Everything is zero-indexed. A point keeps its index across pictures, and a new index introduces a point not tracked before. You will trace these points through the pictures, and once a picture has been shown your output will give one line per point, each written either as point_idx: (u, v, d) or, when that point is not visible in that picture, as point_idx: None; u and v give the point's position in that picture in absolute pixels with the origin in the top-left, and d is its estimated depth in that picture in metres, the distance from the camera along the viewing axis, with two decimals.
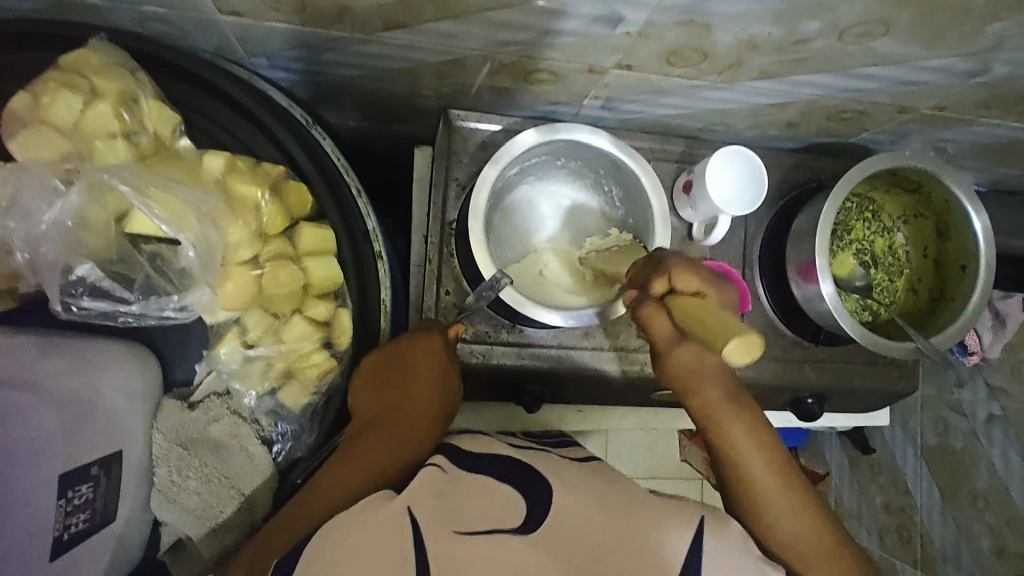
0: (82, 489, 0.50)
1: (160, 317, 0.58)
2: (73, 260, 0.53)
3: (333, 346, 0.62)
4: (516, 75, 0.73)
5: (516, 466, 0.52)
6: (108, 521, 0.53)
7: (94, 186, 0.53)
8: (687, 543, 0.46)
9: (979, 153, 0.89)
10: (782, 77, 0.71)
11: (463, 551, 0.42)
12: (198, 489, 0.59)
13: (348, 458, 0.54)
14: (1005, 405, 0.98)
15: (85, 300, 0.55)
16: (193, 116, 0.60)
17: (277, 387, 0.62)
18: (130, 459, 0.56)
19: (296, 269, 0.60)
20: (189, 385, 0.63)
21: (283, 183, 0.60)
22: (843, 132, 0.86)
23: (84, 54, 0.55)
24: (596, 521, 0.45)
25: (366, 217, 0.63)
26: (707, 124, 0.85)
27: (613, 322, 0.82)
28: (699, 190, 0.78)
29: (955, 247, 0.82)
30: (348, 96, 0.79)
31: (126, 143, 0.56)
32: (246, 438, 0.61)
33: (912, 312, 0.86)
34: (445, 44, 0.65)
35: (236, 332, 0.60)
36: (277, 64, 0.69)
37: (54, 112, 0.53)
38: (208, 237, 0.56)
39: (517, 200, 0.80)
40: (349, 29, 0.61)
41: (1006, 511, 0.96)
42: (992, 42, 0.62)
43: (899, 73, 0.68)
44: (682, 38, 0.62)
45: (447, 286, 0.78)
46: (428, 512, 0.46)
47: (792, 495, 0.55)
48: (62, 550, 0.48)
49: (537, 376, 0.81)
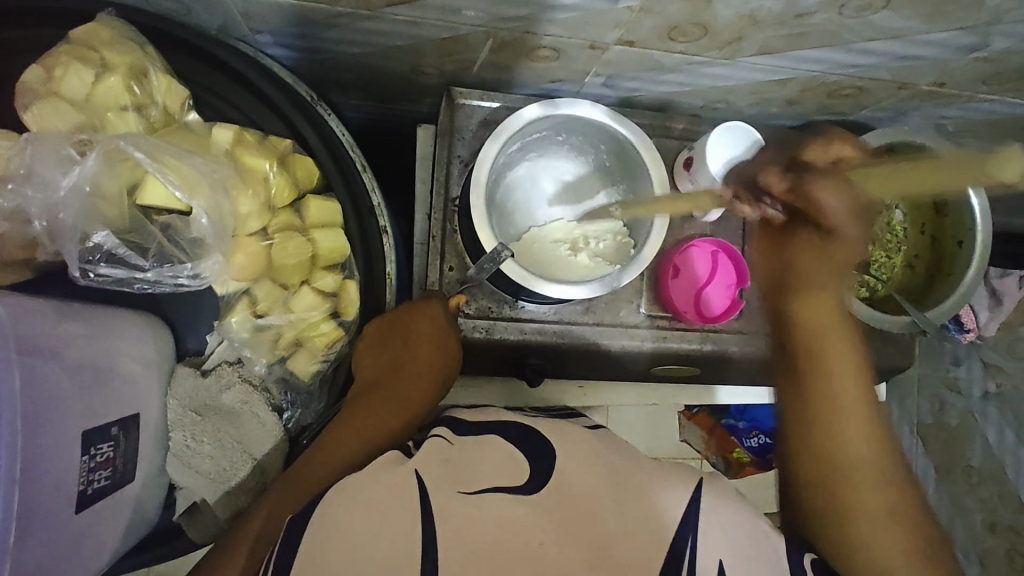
0: (103, 447, 0.52)
1: (174, 284, 0.59)
2: (90, 227, 0.54)
3: (340, 316, 0.64)
4: (518, 51, 0.73)
5: (522, 432, 0.54)
6: (127, 481, 0.55)
7: (111, 153, 0.53)
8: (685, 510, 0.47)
9: (979, 130, 0.90)
10: (783, 53, 0.71)
11: (466, 515, 0.44)
12: (212, 453, 0.61)
13: (352, 422, 0.57)
14: (1001, 381, 1.02)
15: (101, 266, 0.56)
16: (202, 92, 0.62)
17: (286, 355, 0.64)
18: (147, 423, 0.58)
19: (303, 241, 0.61)
20: (201, 354, 0.65)
21: (290, 156, 0.61)
22: (842, 109, 0.87)
23: (94, 28, 0.55)
24: (592, 489, 0.47)
25: (371, 192, 0.64)
26: (708, 101, 0.86)
27: (614, 299, 0.83)
28: (700, 167, 0.79)
29: (952, 223, 0.83)
30: (352, 74, 0.79)
31: (137, 116, 0.57)
32: (256, 405, 0.63)
33: (908, 287, 0.87)
34: (448, 20, 0.65)
35: (246, 302, 0.61)
36: (280, 41, 0.69)
37: (66, 84, 0.54)
38: (220, 207, 0.57)
39: (513, 178, 0.81)
40: (353, 5, 0.62)
41: (998, 485, 1.02)
42: (991, 15, 0.62)
43: (898, 48, 0.69)
44: (685, 13, 0.63)
45: (451, 262, 0.80)
46: (429, 474, 0.47)
47: (862, 395, 0.55)
48: (86, 504, 0.50)
49: (540, 350, 0.83)
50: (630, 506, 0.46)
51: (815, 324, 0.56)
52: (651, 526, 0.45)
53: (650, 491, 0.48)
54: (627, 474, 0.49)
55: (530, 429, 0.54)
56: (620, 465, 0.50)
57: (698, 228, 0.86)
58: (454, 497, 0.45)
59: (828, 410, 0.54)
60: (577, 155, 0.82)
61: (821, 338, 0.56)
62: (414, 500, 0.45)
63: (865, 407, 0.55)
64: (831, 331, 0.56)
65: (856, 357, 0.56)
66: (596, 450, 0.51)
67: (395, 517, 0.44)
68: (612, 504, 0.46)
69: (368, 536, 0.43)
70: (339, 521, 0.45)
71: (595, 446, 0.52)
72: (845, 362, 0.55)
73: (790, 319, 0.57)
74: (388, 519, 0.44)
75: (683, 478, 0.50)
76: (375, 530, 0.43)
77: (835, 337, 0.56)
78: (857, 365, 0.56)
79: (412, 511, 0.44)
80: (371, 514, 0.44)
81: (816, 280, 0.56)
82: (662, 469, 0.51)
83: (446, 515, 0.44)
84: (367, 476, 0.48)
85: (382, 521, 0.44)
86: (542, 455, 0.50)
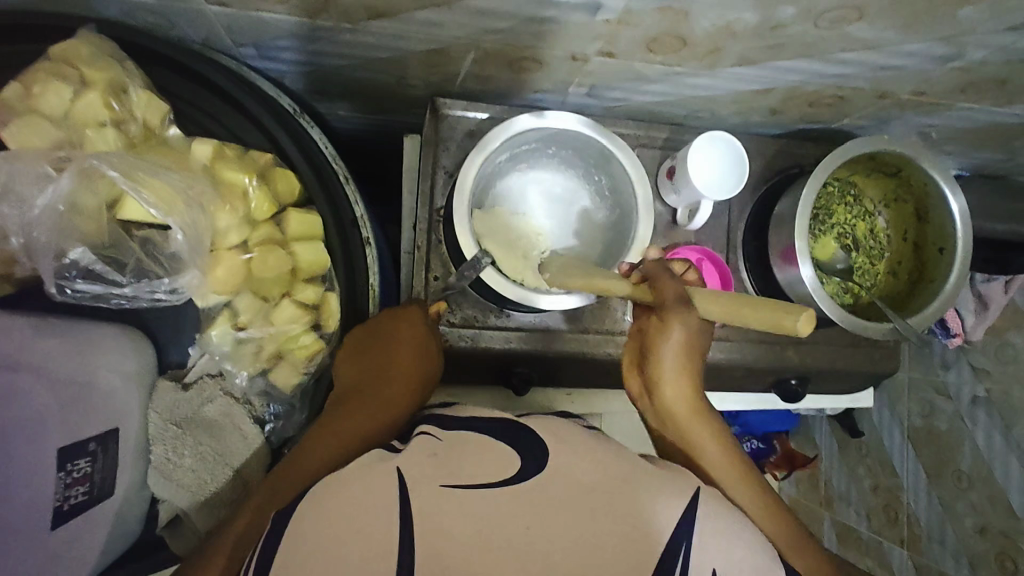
0: (81, 463, 0.51)
1: (152, 300, 0.60)
2: (65, 244, 0.55)
3: (322, 328, 0.64)
4: (501, 63, 0.74)
5: (511, 431, 0.54)
6: (106, 496, 0.55)
7: (85, 172, 0.53)
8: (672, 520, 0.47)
9: (961, 137, 0.90)
10: (762, 63, 0.72)
11: (446, 511, 0.44)
12: (192, 466, 0.61)
13: (334, 429, 0.57)
14: (989, 387, 1.00)
15: (79, 283, 0.56)
16: (182, 106, 0.62)
17: (268, 368, 0.64)
18: (126, 437, 0.58)
19: (284, 254, 0.61)
20: (183, 366, 0.65)
21: (271, 170, 0.62)
22: (825, 118, 0.87)
23: (73, 45, 0.56)
24: (577, 487, 0.47)
25: (354, 204, 0.65)
26: (691, 111, 0.87)
27: (599, 307, 0.84)
28: (683, 176, 0.79)
29: (933, 230, 0.84)
30: (337, 86, 0.80)
31: (116, 132, 0.58)
32: (238, 418, 0.63)
33: (891, 294, 0.88)
34: (429, 32, 0.66)
35: (227, 315, 0.62)
36: (265, 54, 0.70)
37: (44, 101, 0.55)
38: (196, 222, 0.57)
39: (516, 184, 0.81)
40: (335, 18, 0.62)
41: (989, 490, 0.99)
42: (964, 26, 0.63)
43: (876, 58, 0.70)
44: (663, 24, 0.64)
45: (436, 271, 0.80)
46: (415, 471, 0.48)
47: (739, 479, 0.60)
48: (61, 521, 0.50)
49: (526, 359, 0.83)
50: (614, 507, 0.46)
51: (678, 412, 0.63)
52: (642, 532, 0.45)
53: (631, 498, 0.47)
54: (611, 476, 0.49)
55: (521, 429, 0.54)
56: (605, 466, 0.50)
57: (682, 236, 0.86)
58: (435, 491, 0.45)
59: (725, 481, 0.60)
60: (565, 168, 0.83)
61: (689, 439, 0.62)
62: (395, 496, 0.45)
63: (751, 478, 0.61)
64: (699, 416, 0.63)
65: (724, 445, 0.62)
66: (586, 449, 0.52)
67: (375, 513, 0.44)
68: (593, 506, 0.46)
69: (350, 529, 0.43)
70: (319, 518, 0.45)
71: (586, 445, 0.52)
72: (719, 454, 0.61)
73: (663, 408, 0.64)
74: (367, 514, 0.44)
75: (673, 489, 0.50)
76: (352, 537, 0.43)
77: (700, 422, 0.63)
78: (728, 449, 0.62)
79: (391, 507, 0.44)
80: (350, 511, 0.44)
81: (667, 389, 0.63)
82: (652, 475, 0.51)
83: (426, 510, 0.44)
84: (353, 474, 0.48)
85: (361, 516, 0.44)
86: (532, 454, 0.50)
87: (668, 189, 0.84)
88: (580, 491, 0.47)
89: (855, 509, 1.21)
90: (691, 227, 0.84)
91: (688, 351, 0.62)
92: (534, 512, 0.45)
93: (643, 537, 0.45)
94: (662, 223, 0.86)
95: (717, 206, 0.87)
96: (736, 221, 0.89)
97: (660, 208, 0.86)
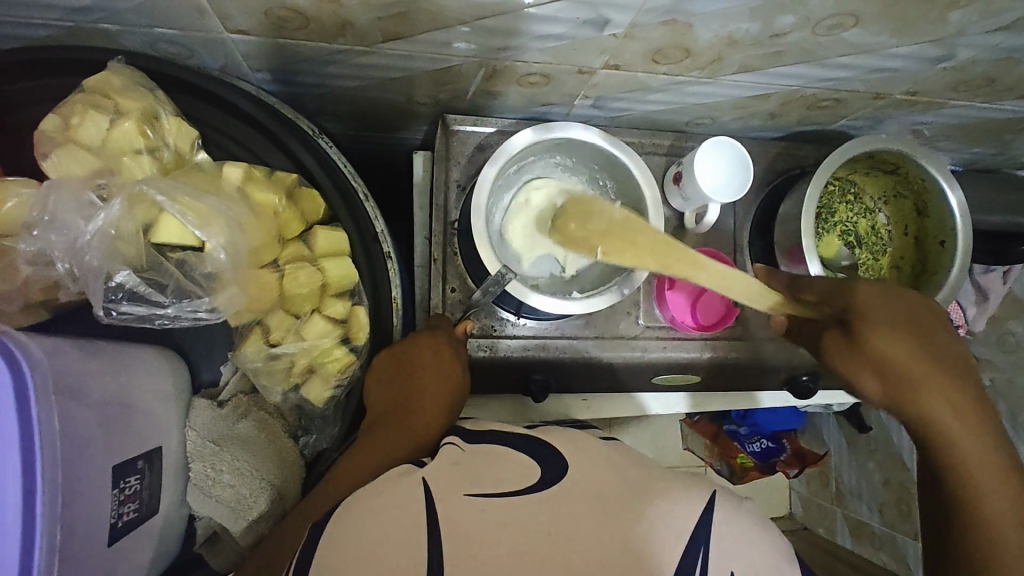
0: (131, 481, 0.53)
1: (193, 319, 0.60)
2: (112, 267, 0.56)
3: (351, 341, 0.66)
4: (509, 78, 0.76)
5: (535, 443, 0.56)
6: (152, 513, 0.57)
7: (132, 199, 0.55)
8: (696, 516, 0.48)
9: (954, 134, 0.93)
10: (762, 70, 0.74)
11: (474, 517, 0.46)
12: (232, 482, 0.62)
13: (366, 447, 0.58)
14: (993, 376, 1.03)
15: (124, 304, 0.57)
16: (210, 132, 0.65)
17: (300, 383, 0.65)
18: (168, 455, 0.60)
19: (313, 270, 0.63)
20: (216, 385, 0.67)
21: (297, 190, 0.63)
22: (822, 120, 0.90)
23: (106, 76, 0.58)
24: (594, 495, 0.48)
25: (375, 220, 0.66)
26: (694, 118, 0.90)
27: (612, 311, 0.85)
28: (689, 181, 0.82)
29: (933, 224, 0.86)
30: (348, 107, 0.82)
31: (151, 158, 0.59)
32: (275, 431, 0.65)
33: (896, 289, 0.91)
34: (442, 52, 0.68)
35: (259, 332, 0.63)
36: (280, 78, 0.72)
37: (83, 132, 0.57)
38: (236, 240, 0.58)
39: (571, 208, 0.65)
40: (351, 42, 0.65)
41: None
42: (954, 29, 0.66)
43: (870, 61, 0.73)
44: (667, 37, 0.66)
45: (453, 284, 0.82)
46: (438, 480, 0.50)
47: (976, 431, 0.60)
48: (116, 537, 0.52)
49: (544, 366, 0.85)
50: (632, 507, 0.47)
51: (948, 425, 0.60)
52: (665, 532, 0.46)
53: (644, 504, 0.48)
54: (629, 485, 0.50)
55: (545, 444, 0.55)
56: (622, 477, 0.51)
57: (690, 239, 0.89)
58: (462, 499, 0.47)
59: (952, 447, 0.61)
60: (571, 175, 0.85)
61: (926, 395, 0.60)
62: (421, 505, 0.47)
63: (1006, 468, 0.60)
64: (905, 362, 0.60)
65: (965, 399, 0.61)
66: (607, 461, 0.53)
67: (403, 518, 0.46)
68: (607, 514, 0.46)
69: (388, 533, 0.45)
70: (354, 527, 0.46)
71: (604, 457, 0.54)
72: (951, 408, 0.60)
73: (933, 421, 0.61)
74: (396, 521, 0.46)
75: (699, 485, 0.51)
76: (392, 541, 0.44)
77: (959, 398, 0.60)
78: (983, 438, 0.60)
79: (417, 515, 0.46)
80: (376, 520, 0.46)
81: (927, 396, 0.60)
82: (671, 480, 0.52)
83: (452, 516, 0.46)
84: (382, 483, 0.51)
85: (390, 521, 0.46)
86: (554, 466, 0.51)
87: (675, 194, 0.86)
88: (599, 502, 0.47)
89: (867, 504, 1.22)
90: (700, 230, 0.87)
91: (933, 348, 0.61)
92: (552, 520, 0.46)
93: (657, 546, 0.45)
94: (670, 227, 0.88)
95: (722, 209, 0.90)
96: (741, 223, 0.91)
97: (667, 212, 0.88)
